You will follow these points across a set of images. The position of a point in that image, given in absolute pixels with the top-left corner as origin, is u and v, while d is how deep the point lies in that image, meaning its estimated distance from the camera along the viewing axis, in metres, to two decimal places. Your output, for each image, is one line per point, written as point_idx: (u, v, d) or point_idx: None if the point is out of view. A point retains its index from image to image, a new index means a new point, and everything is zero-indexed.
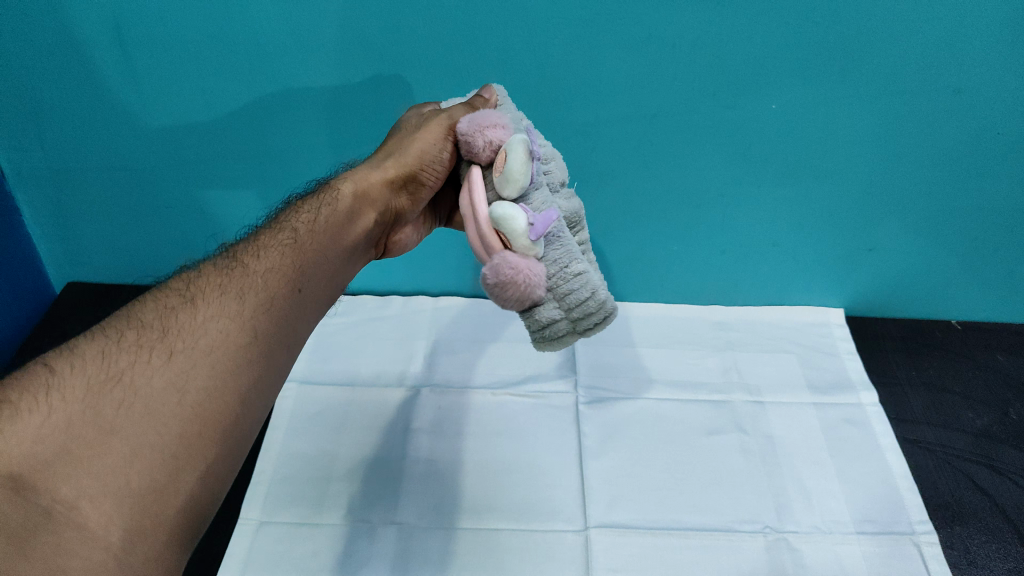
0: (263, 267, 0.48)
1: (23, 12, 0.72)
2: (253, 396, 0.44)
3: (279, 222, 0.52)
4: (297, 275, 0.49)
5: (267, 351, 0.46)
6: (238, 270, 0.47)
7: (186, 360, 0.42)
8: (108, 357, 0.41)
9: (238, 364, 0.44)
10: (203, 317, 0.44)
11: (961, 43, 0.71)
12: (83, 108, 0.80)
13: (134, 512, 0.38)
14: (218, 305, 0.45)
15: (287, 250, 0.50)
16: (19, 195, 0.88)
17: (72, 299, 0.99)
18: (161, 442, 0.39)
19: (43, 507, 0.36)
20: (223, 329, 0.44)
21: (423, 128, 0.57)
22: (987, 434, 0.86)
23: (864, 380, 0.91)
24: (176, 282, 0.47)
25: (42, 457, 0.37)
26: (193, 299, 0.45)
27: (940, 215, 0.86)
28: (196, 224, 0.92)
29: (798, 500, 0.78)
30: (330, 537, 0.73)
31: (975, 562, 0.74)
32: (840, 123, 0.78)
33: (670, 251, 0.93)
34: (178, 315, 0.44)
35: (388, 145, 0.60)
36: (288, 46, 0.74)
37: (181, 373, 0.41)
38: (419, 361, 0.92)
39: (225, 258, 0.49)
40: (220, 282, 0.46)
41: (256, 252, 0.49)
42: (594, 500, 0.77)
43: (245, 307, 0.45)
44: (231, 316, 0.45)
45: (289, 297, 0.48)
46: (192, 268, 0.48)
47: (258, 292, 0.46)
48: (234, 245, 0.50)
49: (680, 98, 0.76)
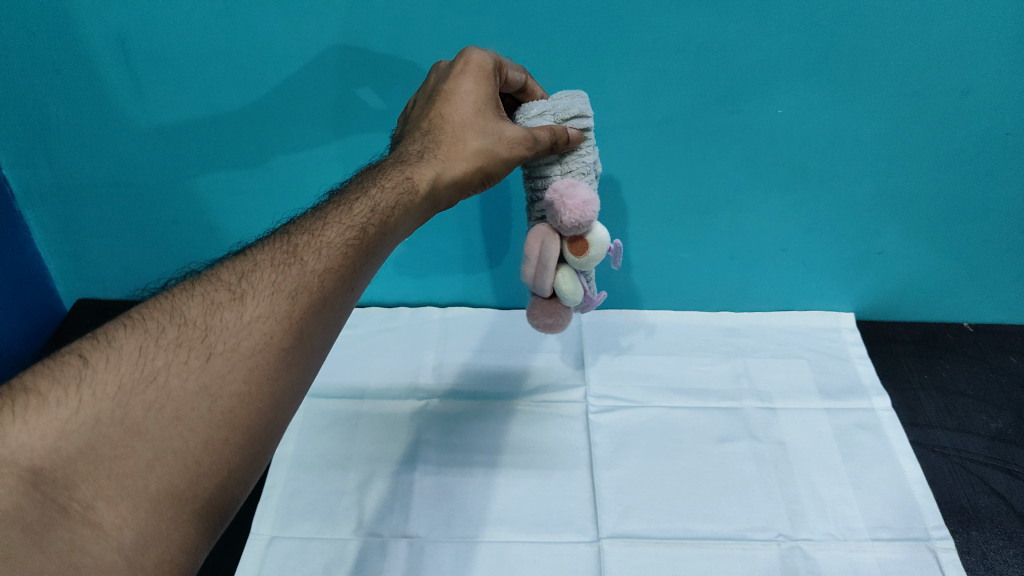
0: (320, 267, 0.46)
1: (29, 30, 0.73)
2: (287, 399, 0.43)
3: (345, 211, 0.50)
4: (352, 276, 0.47)
5: (307, 355, 0.44)
6: (294, 266, 0.45)
7: (223, 363, 0.41)
8: (144, 356, 0.40)
9: (277, 369, 0.42)
10: (248, 318, 0.43)
11: (964, 44, 0.71)
12: (91, 123, 0.80)
13: (149, 516, 0.38)
14: (266, 306, 0.43)
15: (348, 250, 0.47)
16: (29, 212, 0.89)
17: (81, 316, 1.00)
18: (185, 448, 0.39)
19: (61, 504, 0.37)
20: (268, 333, 0.42)
21: (505, 147, 0.55)
22: (1002, 437, 0.85)
23: (876, 385, 0.90)
24: (227, 273, 0.45)
25: (65, 453, 0.37)
26: (241, 296, 0.44)
27: (949, 217, 0.86)
28: (204, 239, 0.93)
29: (811, 506, 0.78)
30: (341, 550, 0.73)
31: (993, 567, 0.72)
32: (845, 125, 0.78)
33: (678, 257, 0.93)
34: (224, 313, 0.43)
35: (452, 132, 0.56)
36: (294, 59, 0.75)
37: (215, 377, 0.40)
38: (427, 372, 0.92)
39: (282, 249, 0.47)
40: (273, 280, 0.44)
41: (316, 250, 0.46)
42: (607, 510, 0.77)
43: (294, 310, 0.44)
44: (278, 320, 0.43)
45: (337, 298, 0.46)
46: (244, 256, 0.47)
47: (310, 295, 0.45)
48: (292, 232, 0.48)
49: (684, 104, 0.77)
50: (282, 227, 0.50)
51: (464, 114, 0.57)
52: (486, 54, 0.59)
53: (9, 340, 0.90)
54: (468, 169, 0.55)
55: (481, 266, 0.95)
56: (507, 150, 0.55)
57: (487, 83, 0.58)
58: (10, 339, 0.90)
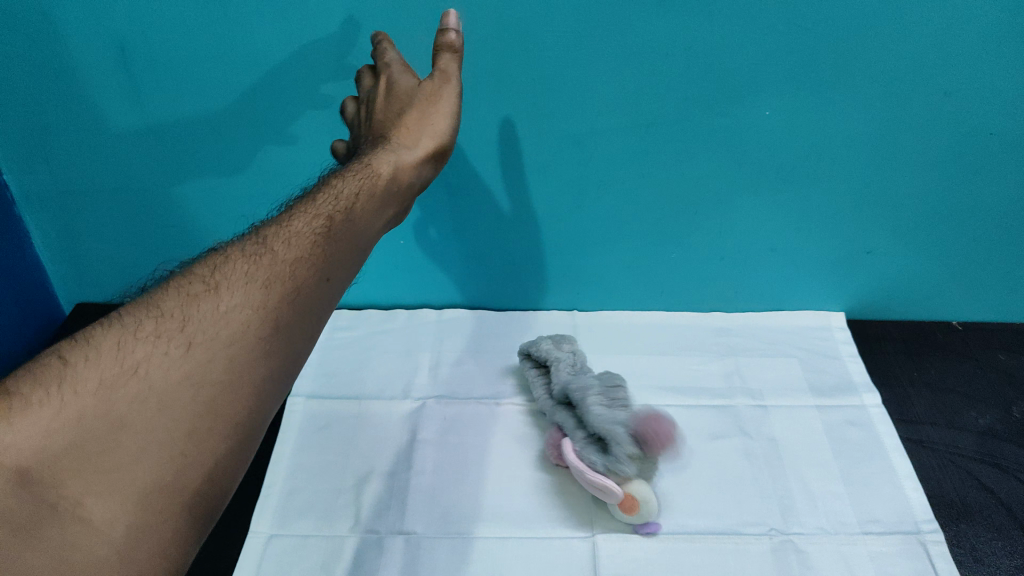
0: (291, 257, 0.51)
1: (29, 38, 0.74)
2: (268, 383, 0.48)
3: (310, 204, 0.56)
4: (324, 264, 0.52)
5: (285, 344, 0.49)
6: (265, 257, 0.51)
7: (203, 350, 0.46)
8: (123, 351, 0.46)
9: (254, 356, 0.47)
10: (224, 308, 0.48)
11: (944, 47, 0.73)
12: (92, 130, 0.82)
13: (137, 508, 0.43)
14: (241, 296, 0.49)
15: (316, 239, 0.52)
16: (29, 217, 0.90)
17: (80, 320, 1.00)
18: (168, 437, 0.44)
19: (50, 502, 0.41)
20: (244, 322, 0.48)
21: (436, 109, 0.64)
22: (990, 432, 0.86)
23: (866, 382, 0.92)
24: (198, 271, 0.51)
25: (53, 450, 0.42)
26: (215, 287, 0.49)
27: (935, 216, 0.88)
28: (202, 243, 0.94)
29: (803, 501, 0.79)
30: (340, 547, 0.74)
31: (982, 559, 0.74)
32: (831, 126, 0.80)
33: (670, 258, 0.94)
34: (199, 306, 0.48)
35: (392, 117, 0.65)
36: (291, 65, 0.76)
37: (196, 365, 0.46)
38: (423, 374, 0.92)
39: (252, 244, 0.52)
40: (244, 272, 0.50)
41: (284, 240, 0.52)
42: (601, 506, 0.78)
43: (269, 298, 0.49)
44: (253, 308, 0.49)
45: (311, 288, 0.51)
46: (215, 255, 0.52)
47: (283, 283, 0.50)
48: (262, 229, 0.54)
49: (673, 107, 0.78)
50: (250, 229, 0.56)
51: (394, 101, 0.65)
52: (395, 54, 0.69)
53: (9, 344, 0.91)
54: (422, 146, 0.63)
55: (476, 268, 0.96)
56: (437, 106, 0.64)
57: (401, 70, 0.66)
58: (9, 342, 0.91)
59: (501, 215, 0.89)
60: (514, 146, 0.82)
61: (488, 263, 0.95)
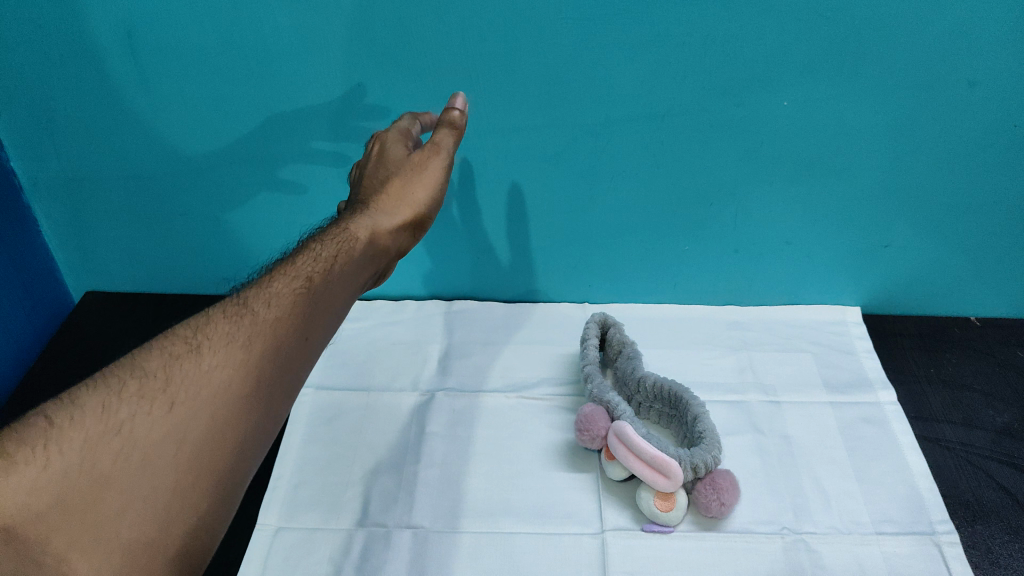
0: (273, 315, 0.50)
1: (36, 23, 0.73)
2: (251, 441, 0.47)
3: (291, 265, 0.54)
4: (305, 325, 0.51)
5: (267, 401, 0.48)
6: (247, 316, 0.50)
7: (187, 409, 0.45)
8: (106, 410, 0.44)
9: (238, 414, 0.46)
10: (208, 366, 0.47)
11: (971, 35, 0.71)
12: (99, 117, 0.81)
13: (124, 565, 0.40)
14: (225, 354, 0.47)
15: (298, 298, 0.51)
16: (38, 205, 0.90)
17: (89, 308, 1.00)
18: (154, 495, 0.42)
19: (34, 561, 0.40)
20: (228, 379, 0.46)
21: (425, 172, 0.62)
22: (1008, 432, 0.85)
23: (882, 379, 0.90)
24: (182, 328, 0.49)
25: (35, 509, 0.40)
26: (199, 346, 0.48)
27: (956, 209, 0.85)
28: (210, 232, 0.93)
29: (816, 500, 0.78)
30: (347, 541, 0.74)
31: (998, 562, 0.73)
32: (851, 117, 0.78)
33: (683, 251, 0.92)
34: (184, 363, 0.47)
35: (377, 181, 0.63)
36: (299, 52, 0.75)
37: (180, 423, 0.44)
38: (431, 366, 0.92)
39: (234, 303, 0.51)
40: (228, 331, 0.49)
41: (266, 300, 0.51)
42: (609, 503, 0.77)
43: (251, 356, 0.48)
44: (236, 366, 0.47)
45: (293, 348, 0.50)
46: (198, 312, 0.51)
47: (266, 341, 0.49)
48: (243, 288, 0.53)
49: (689, 96, 0.76)
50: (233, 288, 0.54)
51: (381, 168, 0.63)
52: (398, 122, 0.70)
53: (19, 333, 0.91)
54: (406, 210, 0.61)
55: (486, 260, 0.95)
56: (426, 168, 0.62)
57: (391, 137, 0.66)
58: (20, 331, 0.91)
59: (511, 207, 0.87)
60: (525, 136, 0.80)
61: (498, 254, 0.94)
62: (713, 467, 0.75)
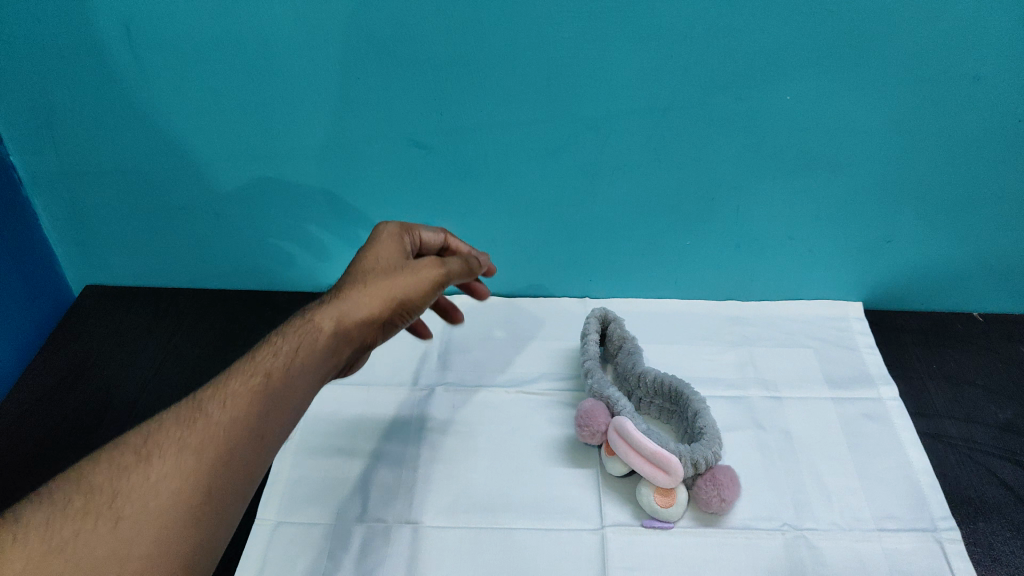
0: (225, 419, 0.52)
1: (34, 16, 0.73)
2: (198, 554, 0.48)
3: (252, 363, 0.57)
4: (257, 425, 0.54)
5: (218, 509, 0.49)
6: (200, 421, 0.52)
7: (130, 526, 0.46)
8: (50, 530, 0.45)
9: (186, 528, 0.47)
10: (155, 477, 0.48)
11: (977, 29, 0.70)
12: (98, 111, 0.80)
13: None
14: (173, 463, 0.49)
15: (253, 397, 0.54)
16: (38, 199, 0.89)
17: (89, 303, 1.00)
18: None
19: None
20: (176, 490, 0.48)
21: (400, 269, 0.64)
22: (1010, 428, 0.84)
23: (883, 374, 0.90)
24: (134, 437, 0.51)
25: None
26: (147, 457, 0.49)
27: (960, 205, 0.85)
28: (209, 227, 0.93)
29: (817, 496, 0.77)
30: (346, 537, 0.74)
31: (1000, 559, 0.72)
32: (855, 111, 0.77)
33: (684, 246, 0.92)
34: (131, 476, 0.48)
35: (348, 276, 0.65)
36: (298, 46, 0.74)
37: (122, 543, 0.45)
38: (431, 361, 0.92)
39: (188, 407, 0.53)
40: (179, 437, 0.51)
41: (220, 402, 0.53)
42: (609, 498, 0.77)
43: (200, 464, 0.50)
44: (185, 475, 0.49)
45: (245, 450, 0.52)
46: (150, 420, 0.52)
47: (214, 447, 0.51)
48: (199, 391, 0.55)
49: (691, 91, 0.76)
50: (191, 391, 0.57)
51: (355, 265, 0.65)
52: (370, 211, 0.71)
53: (19, 328, 0.91)
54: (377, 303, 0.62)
55: None
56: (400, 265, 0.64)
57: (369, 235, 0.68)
58: (20, 326, 0.91)
59: (512, 203, 0.87)
60: (525, 130, 0.80)
61: (498, 249, 0.93)
62: (714, 464, 0.75)
